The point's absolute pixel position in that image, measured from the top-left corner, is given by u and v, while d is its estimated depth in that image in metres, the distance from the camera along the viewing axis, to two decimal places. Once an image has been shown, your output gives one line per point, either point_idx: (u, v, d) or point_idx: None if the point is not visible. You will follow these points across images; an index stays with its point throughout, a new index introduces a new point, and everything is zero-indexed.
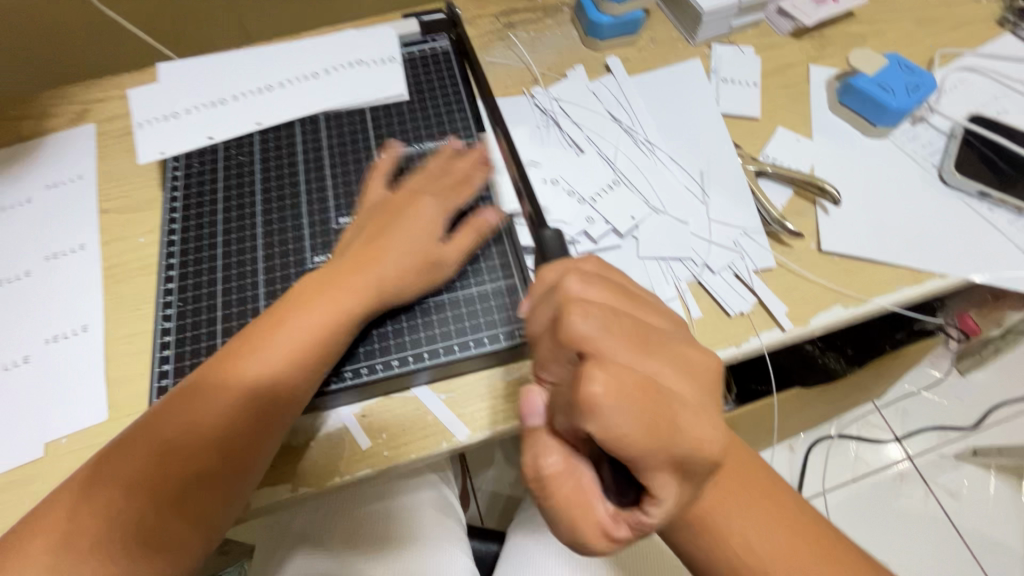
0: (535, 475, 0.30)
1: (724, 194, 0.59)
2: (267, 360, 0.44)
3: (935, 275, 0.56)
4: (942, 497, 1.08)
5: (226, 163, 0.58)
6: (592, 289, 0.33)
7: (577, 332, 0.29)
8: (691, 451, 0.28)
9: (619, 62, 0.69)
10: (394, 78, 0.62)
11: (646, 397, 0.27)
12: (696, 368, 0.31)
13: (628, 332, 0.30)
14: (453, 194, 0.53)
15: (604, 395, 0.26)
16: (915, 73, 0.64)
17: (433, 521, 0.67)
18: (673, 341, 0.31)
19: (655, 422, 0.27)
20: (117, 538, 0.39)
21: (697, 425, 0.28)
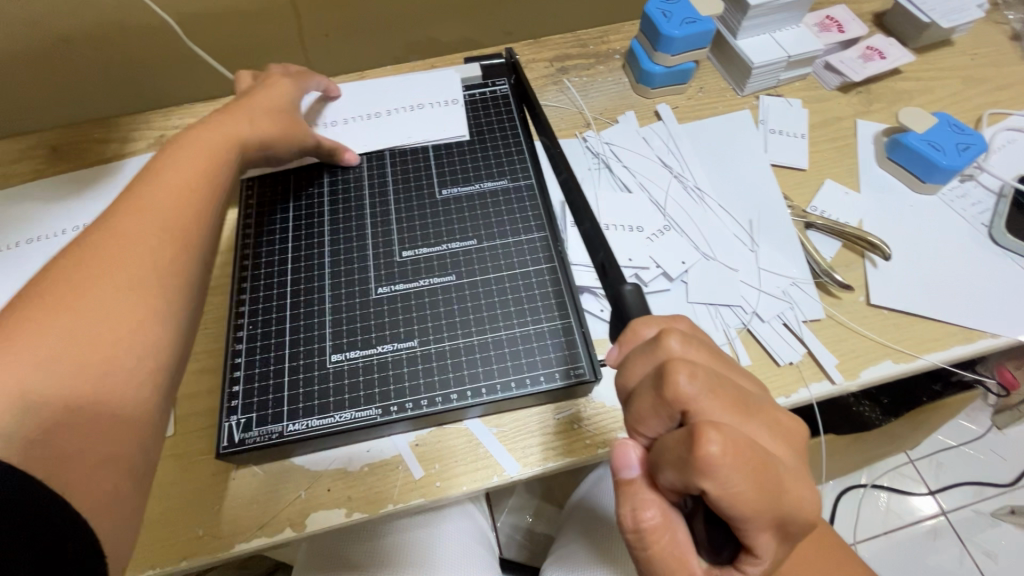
0: (634, 527, 0.32)
1: (773, 244, 0.61)
2: (138, 251, 0.38)
3: (986, 334, 0.56)
4: (981, 557, 1.04)
5: (296, 192, 0.61)
6: (689, 346, 0.33)
7: (684, 393, 0.30)
8: (792, 514, 0.29)
9: (669, 110, 0.72)
10: (456, 119, 0.65)
11: (756, 461, 0.28)
12: (791, 431, 0.31)
13: (730, 393, 0.30)
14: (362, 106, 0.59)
15: (722, 460, 0.27)
16: (965, 133, 0.64)
17: (466, 549, 0.68)
18: (770, 405, 0.32)
19: (765, 486, 0.28)
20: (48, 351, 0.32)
21: (799, 488, 0.29)
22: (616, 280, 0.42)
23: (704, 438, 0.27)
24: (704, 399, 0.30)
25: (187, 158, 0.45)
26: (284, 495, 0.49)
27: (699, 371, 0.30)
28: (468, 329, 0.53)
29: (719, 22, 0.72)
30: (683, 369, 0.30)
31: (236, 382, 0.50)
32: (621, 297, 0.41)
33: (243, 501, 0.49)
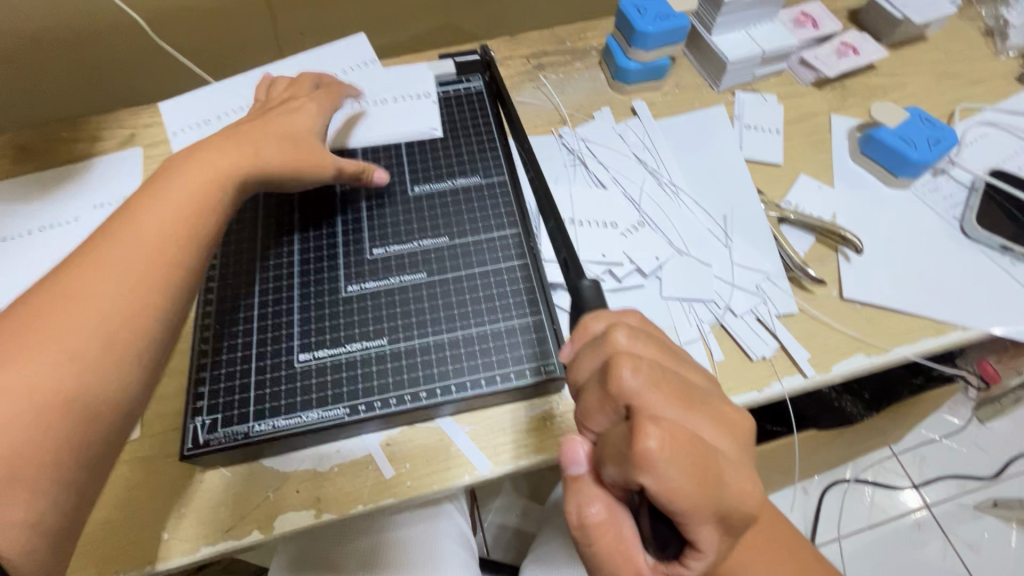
0: (578, 523, 0.31)
1: (747, 238, 0.61)
2: (106, 237, 0.38)
3: (957, 326, 0.57)
4: (962, 549, 1.05)
5: (265, 189, 0.60)
6: (637, 341, 0.34)
7: (626, 387, 0.30)
8: (734, 507, 0.29)
9: (644, 106, 0.71)
10: (429, 115, 0.65)
11: (695, 453, 0.28)
12: (735, 423, 0.32)
13: (674, 387, 0.31)
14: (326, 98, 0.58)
15: (658, 452, 0.27)
16: (935, 127, 0.65)
17: (444, 551, 0.67)
18: (715, 397, 0.32)
19: (703, 479, 0.28)
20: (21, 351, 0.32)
21: (740, 480, 0.29)
22: (577, 278, 0.43)
23: (643, 430, 0.27)
24: (647, 392, 0.30)
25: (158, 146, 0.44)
26: (253, 497, 0.48)
27: (642, 365, 0.31)
28: (439, 327, 0.52)
29: (694, 17, 0.72)
30: (626, 362, 0.31)
31: (202, 383, 0.49)
32: (581, 293, 0.42)
33: (210, 504, 0.48)
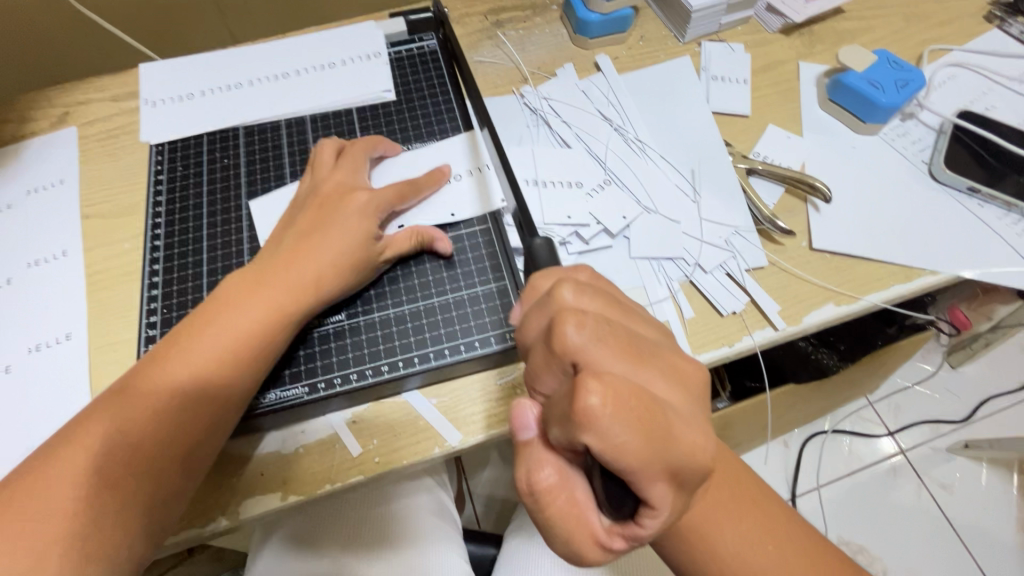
0: (529, 490, 0.30)
1: (716, 193, 0.59)
2: (217, 341, 0.44)
3: (926, 271, 0.56)
4: (935, 490, 1.09)
5: (210, 166, 0.60)
6: (585, 298, 0.33)
7: (571, 343, 0.29)
8: (685, 460, 0.28)
9: (608, 60, 0.68)
10: (380, 76, 0.63)
11: (642, 407, 0.27)
12: (686, 375, 0.31)
13: (622, 342, 0.30)
14: (399, 185, 0.53)
15: (601, 409, 0.26)
16: (902, 69, 0.63)
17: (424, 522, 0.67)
18: (667, 350, 0.31)
19: (650, 432, 0.27)
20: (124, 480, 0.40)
21: (691, 432, 0.28)
22: (529, 236, 0.41)
23: (584, 387, 0.26)
24: (592, 349, 0.29)
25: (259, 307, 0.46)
26: (215, 485, 0.47)
27: (587, 321, 0.30)
28: (399, 299, 0.52)
29: None
30: (570, 319, 0.29)
31: None
32: (532, 251, 0.40)
33: None
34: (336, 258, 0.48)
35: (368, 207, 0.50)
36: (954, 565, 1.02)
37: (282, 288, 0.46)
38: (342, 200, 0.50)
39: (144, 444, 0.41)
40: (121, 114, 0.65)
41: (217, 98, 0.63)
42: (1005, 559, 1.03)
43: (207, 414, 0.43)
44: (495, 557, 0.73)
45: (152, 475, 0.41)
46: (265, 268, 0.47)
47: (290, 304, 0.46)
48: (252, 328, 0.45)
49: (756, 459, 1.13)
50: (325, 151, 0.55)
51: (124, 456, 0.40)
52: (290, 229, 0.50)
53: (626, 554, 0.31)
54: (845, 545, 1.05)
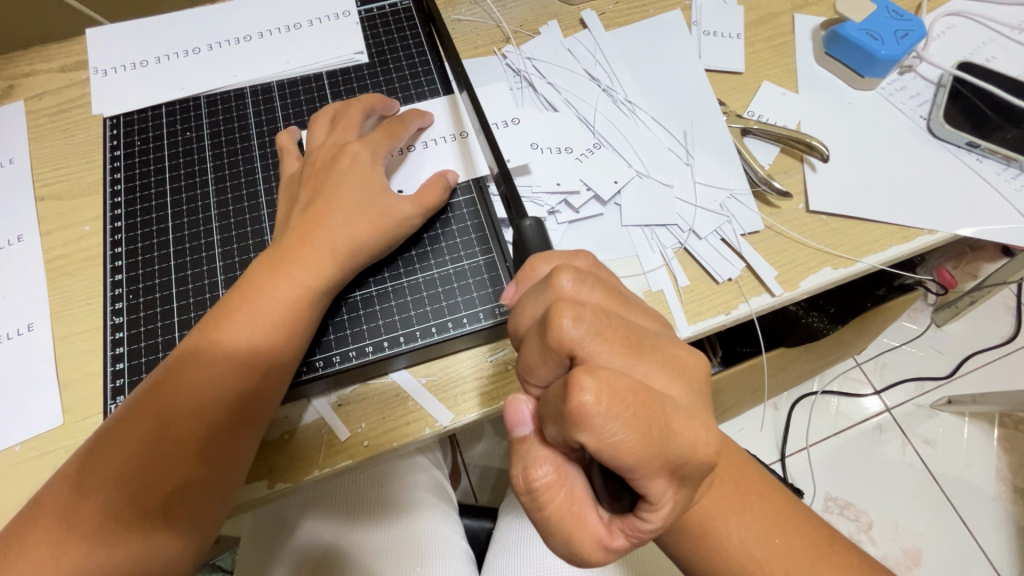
0: (527, 488, 0.29)
1: (710, 155, 0.57)
2: (251, 329, 0.42)
3: (924, 231, 0.55)
4: (920, 445, 1.11)
5: (172, 140, 0.56)
6: (584, 286, 0.31)
7: (568, 337, 0.27)
8: (684, 456, 0.27)
9: (595, 17, 0.64)
10: (351, 37, 0.59)
11: (637, 401, 0.26)
12: (686, 367, 0.30)
13: (620, 335, 0.29)
14: (384, 138, 0.50)
15: (595, 405, 0.25)
16: (903, 19, 0.60)
17: (437, 534, 0.63)
18: (665, 341, 0.30)
19: (647, 433, 0.26)
20: (157, 480, 0.38)
21: (691, 426, 0.27)
22: (518, 220, 0.38)
23: (578, 384, 0.25)
24: (589, 342, 0.28)
25: (278, 295, 0.43)
26: None
27: (584, 313, 0.28)
28: (382, 277, 0.49)
29: None
30: (567, 311, 0.28)
31: (120, 359, 0.47)
32: (523, 236, 0.37)
33: None
34: (356, 216, 0.46)
35: (369, 159, 0.48)
36: (936, 517, 1.06)
37: (305, 271, 0.44)
38: (338, 159, 0.48)
39: (189, 445, 0.39)
40: (71, 86, 0.60)
41: (174, 65, 0.58)
42: (986, 508, 1.06)
43: (247, 414, 0.41)
44: (491, 530, 0.73)
45: (195, 481, 0.39)
46: (290, 244, 0.45)
47: (315, 281, 0.44)
48: (284, 305, 0.43)
49: (748, 422, 1.14)
50: (319, 115, 0.52)
51: (161, 460, 0.39)
52: (297, 203, 0.47)
53: (628, 552, 0.30)
54: (832, 502, 1.07)
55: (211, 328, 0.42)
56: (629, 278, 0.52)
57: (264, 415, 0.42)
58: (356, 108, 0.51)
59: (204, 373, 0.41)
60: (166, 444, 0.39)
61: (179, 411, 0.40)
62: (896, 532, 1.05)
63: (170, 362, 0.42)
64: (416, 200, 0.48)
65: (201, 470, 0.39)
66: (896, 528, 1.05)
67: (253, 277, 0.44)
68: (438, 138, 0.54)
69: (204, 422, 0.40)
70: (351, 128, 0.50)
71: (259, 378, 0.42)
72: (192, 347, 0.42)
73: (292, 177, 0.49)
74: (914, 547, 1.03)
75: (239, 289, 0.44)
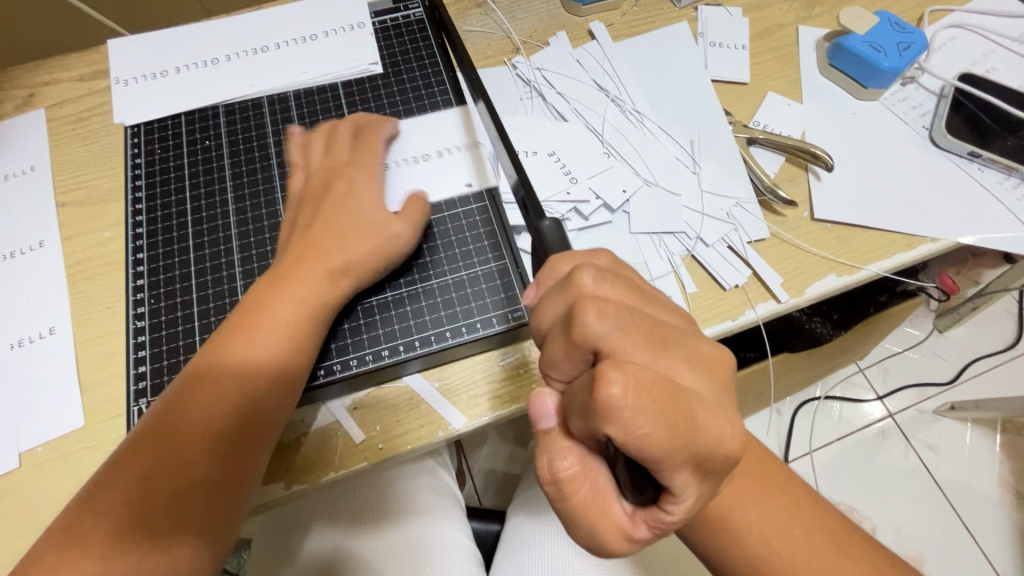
0: (552, 479, 0.30)
1: (717, 164, 0.58)
2: (253, 354, 0.43)
3: (927, 239, 0.56)
4: (922, 450, 1.12)
5: (191, 148, 0.57)
6: (604, 282, 0.32)
7: (591, 331, 0.29)
8: (709, 448, 0.28)
9: (603, 28, 0.65)
10: (365, 47, 0.60)
11: (664, 395, 0.27)
12: (709, 362, 0.31)
13: (644, 332, 0.30)
14: (370, 156, 0.51)
15: (622, 398, 0.26)
16: (904, 31, 0.61)
17: (447, 541, 0.64)
18: (690, 337, 0.31)
19: (674, 426, 0.27)
20: (164, 507, 0.39)
21: (718, 422, 0.28)
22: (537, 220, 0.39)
23: (605, 376, 0.26)
24: (613, 336, 0.29)
25: (280, 317, 0.44)
26: None
27: (608, 309, 0.29)
28: (396, 283, 0.50)
29: None
30: (591, 306, 0.29)
31: (142, 363, 0.48)
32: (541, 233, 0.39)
33: None
34: (356, 233, 0.47)
35: (364, 179, 0.50)
36: (940, 522, 1.06)
37: (326, 277, 0.45)
38: (333, 180, 0.49)
39: (195, 469, 0.40)
40: (92, 95, 0.61)
41: (193, 75, 0.59)
42: (989, 514, 1.06)
43: (253, 436, 0.42)
44: (498, 533, 0.74)
45: (203, 505, 0.40)
46: (293, 260, 0.46)
47: (324, 295, 0.45)
48: (287, 328, 0.44)
49: (752, 427, 1.15)
50: (302, 134, 0.53)
51: (168, 487, 0.39)
52: (295, 225, 0.49)
53: (650, 542, 0.31)
54: (835, 507, 1.08)
55: (213, 354, 0.43)
56: None
57: (268, 436, 0.43)
58: (345, 128, 0.53)
59: (208, 399, 0.42)
60: (169, 476, 0.39)
61: (184, 431, 0.41)
62: (899, 537, 1.05)
63: (172, 389, 0.43)
64: (412, 216, 0.49)
65: (210, 494, 0.40)
66: (899, 533, 1.05)
67: (250, 306, 0.45)
68: (447, 150, 0.56)
69: (210, 446, 0.41)
70: (342, 150, 0.51)
71: (262, 399, 0.43)
72: (194, 373, 0.43)
73: (292, 198, 0.51)
74: (917, 552, 1.04)
75: (240, 309, 0.45)
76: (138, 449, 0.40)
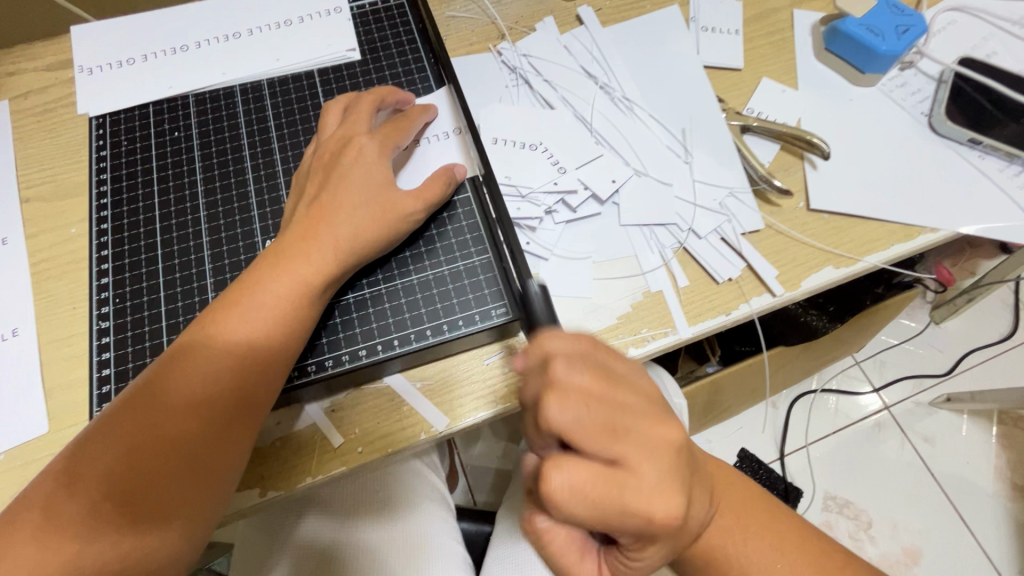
0: (531, 531, 0.37)
1: (709, 153, 0.56)
2: (248, 326, 0.41)
3: (926, 229, 0.54)
4: (918, 443, 1.10)
5: (159, 139, 0.54)
6: (575, 367, 0.33)
7: (550, 426, 0.31)
8: (639, 524, 0.31)
9: (591, 12, 0.63)
10: (342, 33, 0.58)
11: (597, 483, 0.31)
12: (665, 447, 0.32)
13: (601, 421, 0.32)
14: (392, 133, 0.49)
15: (563, 492, 0.30)
16: (904, 13, 0.59)
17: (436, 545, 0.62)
18: (646, 419, 0.32)
19: (607, 508, 0.31)
20: (150, 479, 0.37)
21: (654, 496, 0.31)
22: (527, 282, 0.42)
23: (547, 475, 0.30)
24: (572, 429, 0.31)
25: (277, 290, 0.42)
26: None
27: (568, 401, 0.31)
28: (375, 279, 0.48)
29: None
30: (553, 397, 0.31)
31: (106, 366, 0.46)
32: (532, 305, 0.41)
33: None
34: (356, 209, 0.45)
35: (375, 151, 0.47)
36: (936, 516, 1.05)
37: (323, 257, 0.43)
38: (344, 149, 0.47)
39: (183, 443, 0.38)
40: (57, 85, 0.58)
41: (162, 63, 0.57)
42: (986, 507, 1.06)
43: (246, 411, 0.40)
44: (489, 534, 0.72)
45: (190, 479, 0.38)
46: (289, 237, 0.44)
47: (314, 276, 0.43)
48: (287, 299, 0.42)
49: (748, 421, 1.14)
50: (331, 103, 0.51)
51: (155, 458, 0.38)
52: (305, 194, 0.47)
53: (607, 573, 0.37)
54: (831, 501, 1.07)
55: (209, 321, 0.41)
56: (627, 278, 0.51)
57: (262, 411, 0.41)
58: (370, 97, 0.51)
59: (199, 369, 0.40)
60: (156, 448, 0.38)
61: (173, 404, 0.39)
62: (895, 531, 1.04)
63: (165, 355, 0.41)
64: (417, 197, 0.47)
65: (198, 468, 0.38)
66: (895, 526, 1.05)
67: (251, 273, 0.43)
68: (435, 135, 0.53)
69: (201, 419, 0.39)
70: (362, 120, 0.49)
71: (257, 373, 0.41)
72: (188, 340, 0.41)
73: (303, 172, 0.49)
74: (913, 545, 1.03)
75: (240, 280, 0.43)
76: (125, 416, 0.38)
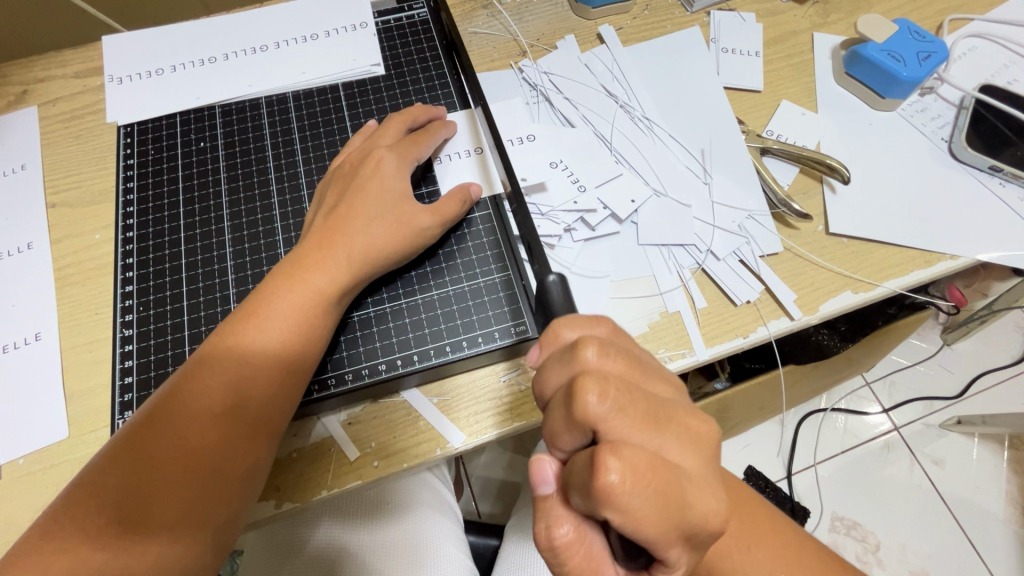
0: (548, 545, 0.29)
1: (729, 175, 0.56)
2: (264, 339, 0.41)
3: (945, 256, 0.54)
4: (928, 465, 1.09)
5: (186, 149, 0.55)
6: (606, 355, 0.30)
7: (592, 414, 0.26)
8: (699, 525, 0.27)
9: (612, 32, 0.64)
10: (366, 48, 0.59)
11: (658, 479, 0.25)
12: (700, 437, 0.29)
13: (642, 411, 0.27)
14: (411, 146, 0.50)
15: (621, 483, 0.25)
16: (925, 40, 0.59)
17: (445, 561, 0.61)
18: (684, 410, 0.29)
19: (666, 515, 0.26)
20: (175, 490, 0.38)
21: (707, 497, 0.27)
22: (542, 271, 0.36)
23: (604, 464, 0.25)
24: (613, 418, 0.27)
25: (292, 302, 0.42)
26: None
27: (609, 390, 0.27)
28: (395, 293, 0.49)
29: None
30: (591, 386, 0.27)
31: (129, 373, 0.46)
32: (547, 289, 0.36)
33: None
34: (377, 223, 0.45)
35: (393, 165, 0.48)
36: (945, 540, 1.03)
37: (344, 268, 0.44)
38: (364, 163, 0.48)
39: (206, 454, 0.38)
40: (85, 92, 0.59)
41: (190, 75, 0.58)
42: (996, 533, 1.04)
43: (267, 421, 0.41)
44: (496, 548, 0.72)
45: (215, 486, 0.39)
46: (310, 247, 0.44)
47: (330, 285, 0.43)
48: (304, 311, 0.42)
49: (756, 438, 1.13)
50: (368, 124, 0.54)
51: (178, 471, 0.38)
52: (324, 205, 0.48)
53: None
54: (839, 522, 1.06)
55: (226, 334, 0.42)
56: (645, 298, 0.51)
57: (281, 421, 0.42)
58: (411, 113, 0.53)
59: (218, 382, 0.40)
60: (179, 460, 0.38)
61: (193, 418, 0.39)
62: (903, 554, 1.03)
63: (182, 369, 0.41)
64: (436, 212, 0.48)
65: (223, 477, 0.39)
66: (903, 550, 1.03)
67: (266, 287, 0.43)
68: (456, 153, 0.54)
69: (221, 429, 0.39)
70: (388, 135, 0.51)
71: (276, 384, 0.41)
72: (205, 354, 0.41)
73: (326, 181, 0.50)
74: (922, 569, 1.02)
75: (250, 300, 0.43)
76: (145, 432, 0.39)
